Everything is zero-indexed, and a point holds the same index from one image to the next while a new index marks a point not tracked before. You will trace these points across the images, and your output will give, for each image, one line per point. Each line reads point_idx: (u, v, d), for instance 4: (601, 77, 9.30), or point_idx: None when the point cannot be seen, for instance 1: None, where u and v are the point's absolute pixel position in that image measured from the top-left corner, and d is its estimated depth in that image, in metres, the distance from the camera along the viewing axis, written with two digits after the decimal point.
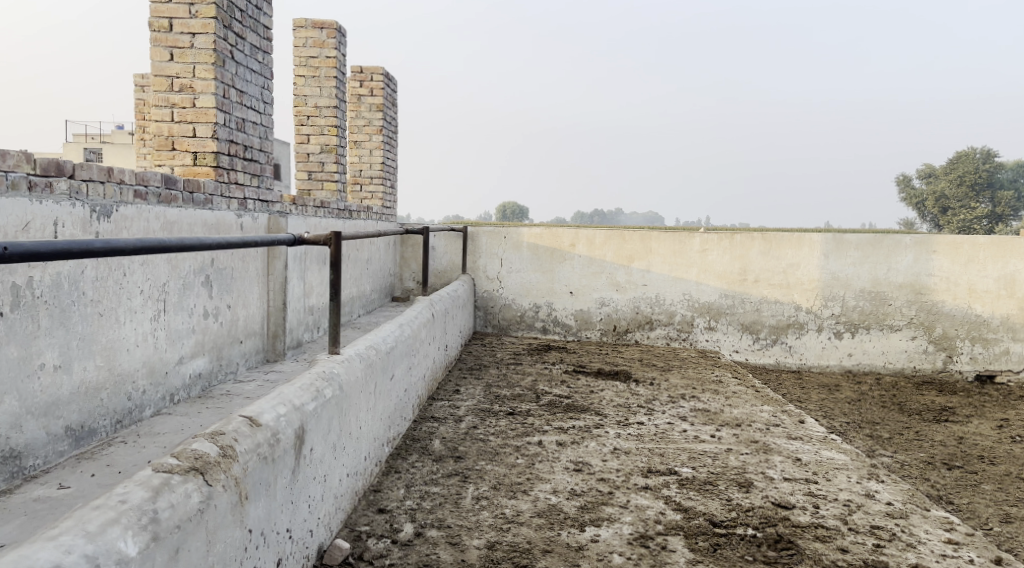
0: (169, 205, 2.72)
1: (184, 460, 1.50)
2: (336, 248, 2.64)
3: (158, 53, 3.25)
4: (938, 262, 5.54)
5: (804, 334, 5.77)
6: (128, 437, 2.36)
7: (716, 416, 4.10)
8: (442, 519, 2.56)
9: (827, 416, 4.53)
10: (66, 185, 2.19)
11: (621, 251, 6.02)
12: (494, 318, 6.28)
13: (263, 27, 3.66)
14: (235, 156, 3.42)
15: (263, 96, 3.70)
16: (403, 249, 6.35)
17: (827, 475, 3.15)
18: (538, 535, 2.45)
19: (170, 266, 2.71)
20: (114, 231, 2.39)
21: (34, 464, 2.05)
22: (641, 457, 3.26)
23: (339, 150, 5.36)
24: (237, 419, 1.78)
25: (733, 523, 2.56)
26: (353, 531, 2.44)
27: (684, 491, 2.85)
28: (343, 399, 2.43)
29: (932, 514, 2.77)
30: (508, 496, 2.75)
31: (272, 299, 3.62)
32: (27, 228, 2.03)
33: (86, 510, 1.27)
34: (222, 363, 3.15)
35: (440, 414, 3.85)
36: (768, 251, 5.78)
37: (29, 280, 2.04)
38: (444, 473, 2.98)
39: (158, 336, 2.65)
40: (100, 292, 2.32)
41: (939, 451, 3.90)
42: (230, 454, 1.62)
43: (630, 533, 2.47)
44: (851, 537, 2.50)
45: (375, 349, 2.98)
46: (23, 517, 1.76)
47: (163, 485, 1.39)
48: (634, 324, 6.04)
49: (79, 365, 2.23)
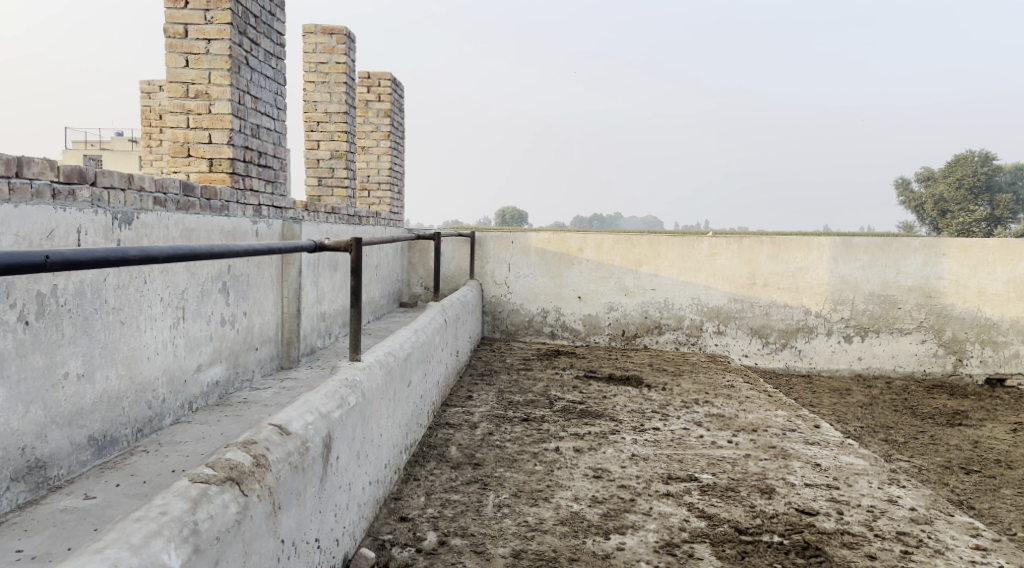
0: (187, 212, 2.71)
1: (220, 470, 1.48)
2: (357, 254, 2.63)
3: (173, 60, 3.24)
4: (947, 265, 5.53)
5: (814, 338, 5.76)
6: (149, 446, 2.34)
7: (730, 421, 4.08)
8: (465, 527, 2.53)
9: (840, 420, 4.51)
10: (88, 193, 2.18)
11: (629, 255, 6.01)
12: (502, 323, 6.26)
13: (276, 33, 3.65)
14: (250, 162, 3.41)
15: (277, 102, 3.69)
16: (411, 254, 6.34)
17: (847, 480, 3.13)
18: (563, 543, 2.43)
19: (188, 273, 2.70)
20: (136, 238, 2.36)
21: (59, 474, 2.03)
22: (660, 463, 3.24)
23: (349, 156, 5.34)
24: (268, 427, 1.76)
25: (758, 530, 2.54)
26: (376, 539, 2.42)
27: (706, 498, 2.83)
28: (365, 406, 2.41)
29: (957, 520, 2.75)
30: (529, 504, 2.73)
31: (286, 306, 3.61)
32: (51, 237, 2.01)
33: (128, 523, 1.25)
34: (239, 370, 3.13)
35: (454, 421, 3.83)
36: (777, 254, 5.77)
37: (52, 288, 2.02)
38: (463, 481, 2.95)
39: (177, 343, 2.62)
40: (122, 301, 2.30)
41: (955, 456, 3.88)
42: (263, 463, 1.60)
43: (656, 541, 2.45)
44: (879, 544, 2.48)
45: (394, 355, 2.96)
46: (53, 528, 1.74)
47: (202, 496, 1.37)
48: (643, 328, 6.02)
49: (102, 374, 2.21)
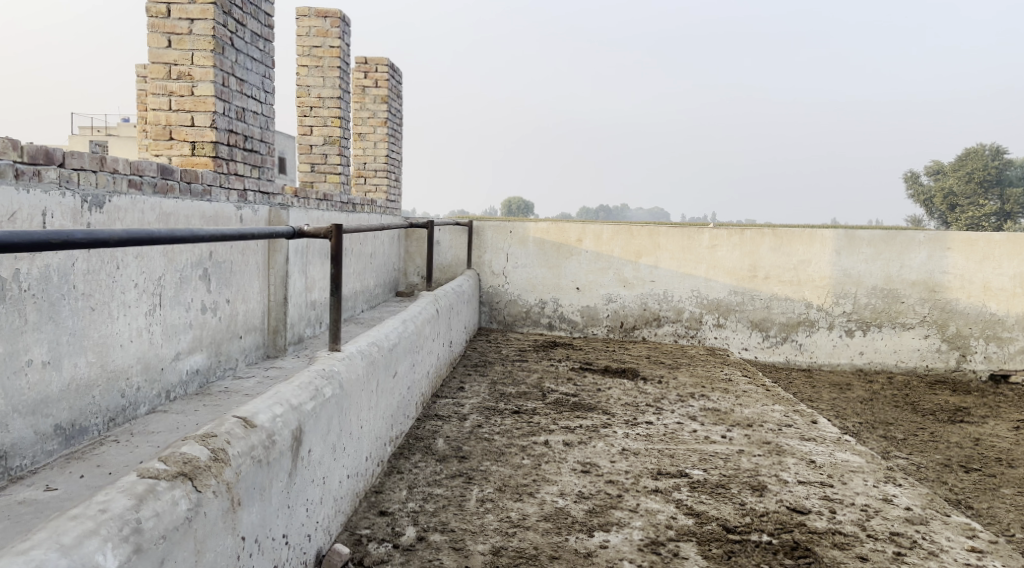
0: (166, 196, 2.64)
1: (172, 465, 1.42)
2: (338, 241, 2.53)
3: (155, 40, 3.16)
4: (952, 259, 5.43)
5: (815, 332, 5.67)
6: (120, 436, 2.28)
7: (727, 416, 4.01)
8: (446, 522, 2.47)
9: (840, 416, 4.43)
10: (55, 174, 2.10)
11: (629, 246, 5.91)
12: (499, 314, 6.18)
13: (264, 14, 3.57)
14: (235, 146, 3.34)
15: (265, 85, 3.61)
16: (407, 243, 6.27)
17: (843, 478, 3.05)
18: (545, 540, 2.36)
19: (166, 259, 2.63)
20: (107, 222, 2.30)
21: (21, 464, 1.97)
22: (650, 458, 3.17)
23: (343, 142, 5.27)
24: (231, 420, 1.70)
25: (747, 529, 2.47)
26: (353, 534, 2.36)
27: (695, 495, 2.76)
28: (343, 397, 2.34)
29: (954, 521, 2.68)
30: (513, 499, 2.67)
31: (273, 293, 3.54)
32: (13, 219, 1.94)
33: (63, 521, 1.18)
34: (220, 359, 3.07)
35: (444, 413, 3.76)
36: (778, 247, 5.67)
37: (15, 273, 1.95)
38: (448, 474, 2.89)
39: (153, 331, 2.56)
40: (92, 286, 2.24)
41: (955, 453, 3.80)
42: (222, 458, 1.53)
43: (640, 539, 2.39)
44: (871, 545, 2.40)
45: (378, 345, 2.89)
46: (6, 521, 1.68)
47: (148, 492, 1.30)
48: (641, 320, 5.94)
49: (70, 361, 2.15)
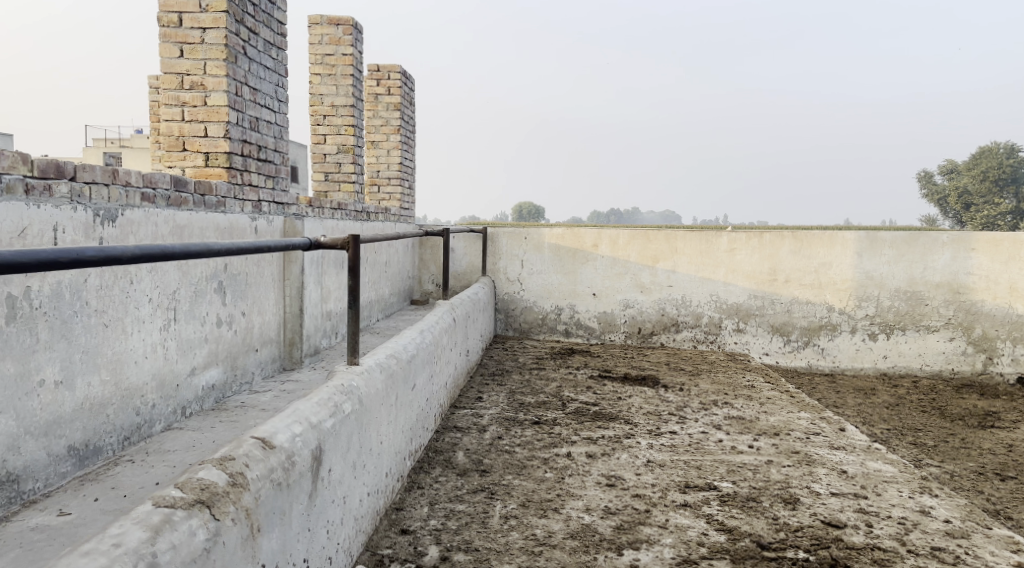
0: (179, 208, 2.59)
1: (189, 492, 1.35)
2: (355, 252, 2.47)
3: (167, 50, 3.11)
4: (977, 260, 5.31)
5: (837, 336, 5.55)
6: (136, 456, 2.22)
7: (752, 424, 3.91)
8: (470, 541, 2.39)
9: (866, 422, 4.32)
10: (66, 188, 2.05)
11: (645, 251, 5.83)
12: (515, 321, 6.11)
13: (277, 22, 3.52)
14: (249, 156, 3.29)
15: (278, 94, 3.57)
16: (421, 250, 6.21)
17: (876, 489, 2.95)
18: (573, 560, 2.28)
19: (180, 272, 2.57)
20: (120, 236, 2.25)
21: (34, 487, 1.92)
22: (677, 470, 3.08)
23: (356, 151, 5.23)
24: (249, 441, 1.63)
25: (782, 545, 2.38)
26: (374, 554, 2.29)
27: (726, 509, 2.67)
28: (362, 413, 2.27)
29: (996, 533, 2.57)
30: (538, 515, 2.59)
31: (288, 305, 3.49)
32: (23, 235, 1.89)
33: (74, 557, 1.13)
34: (236, 373, 3.01)
35: (463, 424, 3.69)
36: (799, 249, 5.57)
37: (26, 290, 1.90)
38: (469, 490, 2.81)
39: (168, 346, 2.50)
40: (105, 302, 2.18)
41: (988, 460, 3.68)
42: (241, 482, 1.46)
43: (671, 557, 2.30)
44: (912, 561, 2.31)
45: (397, 357, 2.82)
46: (19, 549, 1.62)
47: (164, 523, 1.24)
48: (659, 326, 5.84)
49: (83, 380, 2.09)
